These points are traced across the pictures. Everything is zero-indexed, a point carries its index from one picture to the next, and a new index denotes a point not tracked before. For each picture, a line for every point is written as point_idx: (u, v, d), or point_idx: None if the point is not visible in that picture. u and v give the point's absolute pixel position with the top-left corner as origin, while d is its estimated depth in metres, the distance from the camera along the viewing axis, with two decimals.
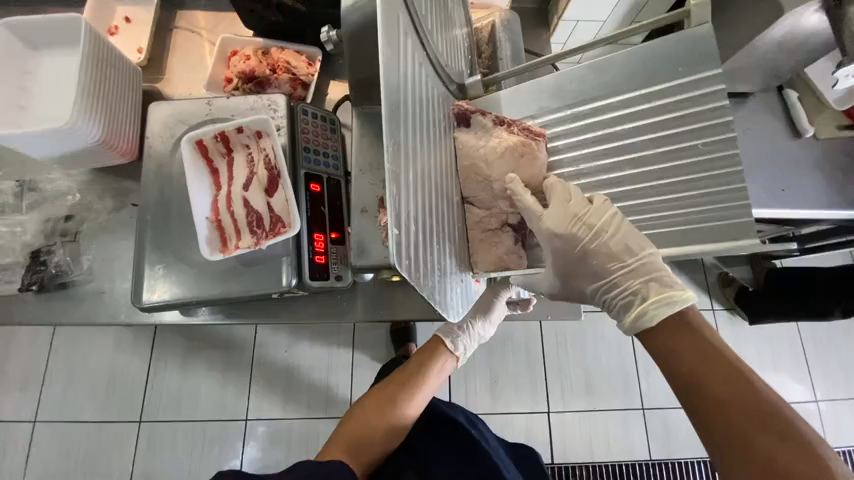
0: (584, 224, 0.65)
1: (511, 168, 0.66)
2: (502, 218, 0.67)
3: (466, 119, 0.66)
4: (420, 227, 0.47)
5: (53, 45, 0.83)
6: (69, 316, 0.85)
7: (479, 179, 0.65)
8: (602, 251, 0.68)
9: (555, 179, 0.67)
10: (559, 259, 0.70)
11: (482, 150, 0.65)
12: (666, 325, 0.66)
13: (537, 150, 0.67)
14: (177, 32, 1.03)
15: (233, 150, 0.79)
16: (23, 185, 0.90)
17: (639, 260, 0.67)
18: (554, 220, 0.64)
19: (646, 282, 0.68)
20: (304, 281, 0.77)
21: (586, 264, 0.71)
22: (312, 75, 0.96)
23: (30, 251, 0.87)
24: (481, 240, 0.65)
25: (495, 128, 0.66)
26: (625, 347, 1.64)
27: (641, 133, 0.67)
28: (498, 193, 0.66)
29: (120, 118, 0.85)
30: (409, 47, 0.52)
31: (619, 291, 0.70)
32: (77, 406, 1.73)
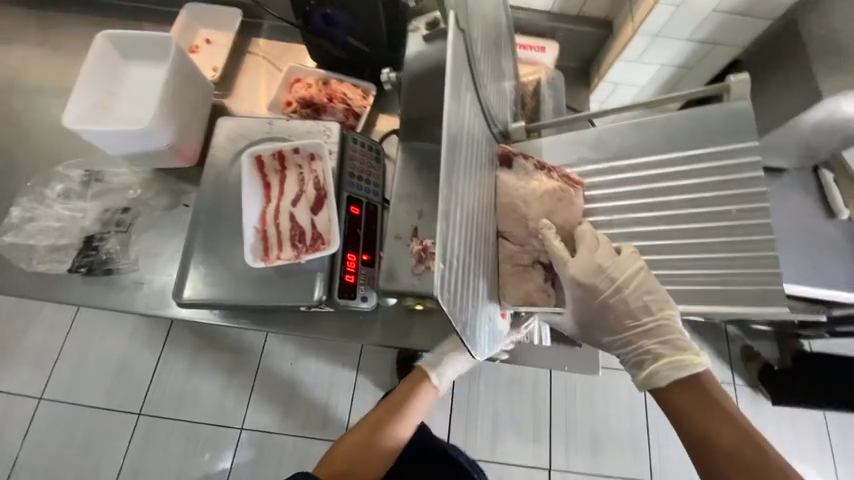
0: (609, 276, 0.67)
1: (547, 209, 0.67)
2: (534, 255, 0.68)
3: (508, 160, 0.68)
4: (461, 264, 0.50)
5: (143, 58, 0.94)
6: (107, 301, 0.90)
7: (516, 215, 0.66)
8: (622, 306, 0.70)
9: (586, 228, 0.69)
10: (580, 308, 0.72)
11: (522, 189, 0.67)
12: (678, 386, 0.70)
13: (575, 196, 0.70)
14: (249, 56, 1.14)
15: (286, 168, 0.85)
16: (91, 175, 0.99)
17: (654, 321, 0.69)
18: (580, 266, 0.66)
19: (660, 344, 0.70)
20: (333, 298, 0.80)
21: (605, 317, 0.72)
22: (365, 108, 1.04)
23: (86, 235, 0.94)
24: (511, 274, 0.66)
25: (535, 172, 0.68)
26: (637, 409, 1.57)
27: (678, 192, 0.69)
28: (533, 230, 0.67)
29: (189, 127, 0.94)
30: (468, 100, 0.57)
31: (631, 348, 0.73)
32: (83, 389, 1.76)
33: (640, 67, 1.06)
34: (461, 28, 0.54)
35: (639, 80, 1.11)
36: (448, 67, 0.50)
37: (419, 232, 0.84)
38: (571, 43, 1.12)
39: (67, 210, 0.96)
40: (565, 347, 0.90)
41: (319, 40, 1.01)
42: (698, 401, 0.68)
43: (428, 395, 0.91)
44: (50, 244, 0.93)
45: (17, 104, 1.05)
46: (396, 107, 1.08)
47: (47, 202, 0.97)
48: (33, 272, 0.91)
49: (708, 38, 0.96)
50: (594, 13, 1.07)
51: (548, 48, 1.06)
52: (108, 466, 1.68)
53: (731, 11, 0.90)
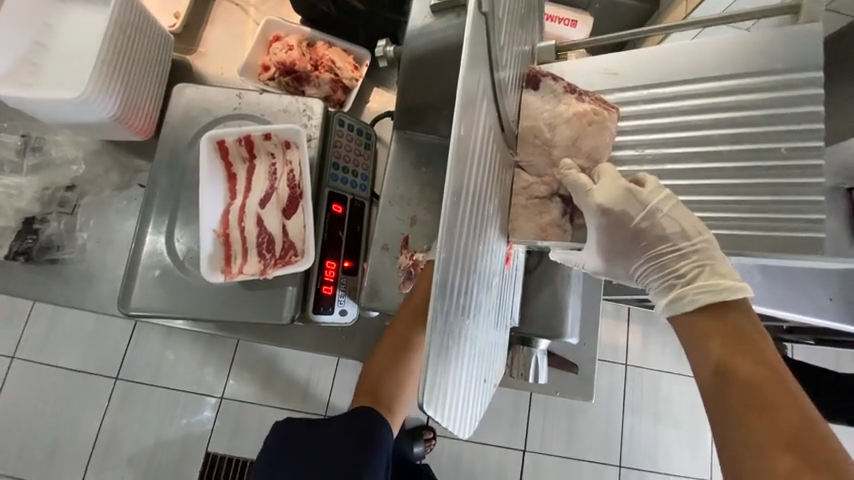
0: (638, 201, 0.51)
1: (573, 136, 0.54)
2: (552, 187, 0.54)
3: (534, 80, 0.56)
4: (453, 335, 0.38)
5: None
6: (50, 293, 0.79)
7: (536, 142, 0.54)
8: (656, 231, 0.52)
9: (607, 165, 0.53)
10: (601, 233, 0.53)
11: (548, 113, 0.54)
12: (707, 315, 0.51)
13: (610, 121, 0.55)
14: (219, 2, 0.94)
15: (256, 156, 0.71)
16: (27, 142, 0.83)
17: (694, 246, 0.51)
18: (607, 190, 0.51)
19: (695, 268, 0.51)
20: (307, 315, 0.71)
21: (628, 245, 0.54)
22: (356, 81, 0.88)
23: (23, 216, 0.81)
24: (523, 208, 0.52)
25: (565, 95, 0.55)
26: (617, 398, 1.47)
27: (719, 126, 0.54)
28: (556, 161, 0.54)
29: (140, 93, 0.77)
30: (485, 114, 0.42)
31: (665, 273, 0.53)
32: (56, 351, 1.70)
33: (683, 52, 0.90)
34: (484, 12, 0.39)
35: None
36: (461, 76, 0.35)
37: (409, 243, 0.74)
38: (605, 16, 0.95)
39: None
40: (558, 373, 0.82)
41: None
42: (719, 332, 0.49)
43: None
44: None
45: None
46: (393, 83, 0.92)
47: None
48: None
49: None
50: None
51: (580, 22, 0.89)
52: (86, 428, 1.66)
53: None
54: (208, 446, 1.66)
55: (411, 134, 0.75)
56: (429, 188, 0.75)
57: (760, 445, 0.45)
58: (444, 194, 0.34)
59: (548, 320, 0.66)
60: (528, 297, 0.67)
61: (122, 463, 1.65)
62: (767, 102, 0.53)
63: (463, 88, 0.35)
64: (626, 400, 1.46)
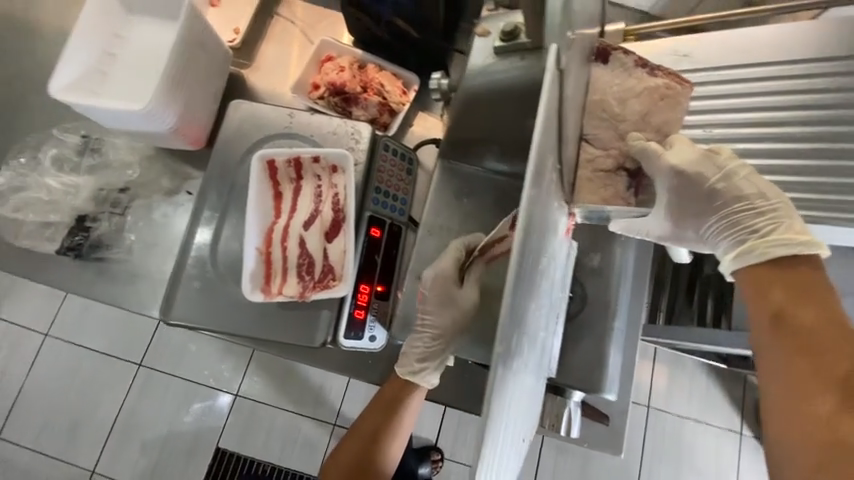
0: (715, 164, 0.54)
1: (644, 110, 0.55)
2: (618, 161, 0.53)
3: (605, 54, 0.55)
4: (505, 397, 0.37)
5: (150, 13, 0.77)
6: (95, 290, 0.82)
7: (604, 115, 0.53)
8: (729, 193, 0.54)
9: (679, 135, 0.55)
10: (674, 191, 0.53)
11: (617, 88, 0.54)
12: (778, 267, 0.50)
13: (682, 97, 0.55)
14: (277, 20, 0.96)
15: (303, 178, 0.72)
16: (88, 143, 0.87)
17: (770, 205, 0.53)
18: (682, 152, 0.53)
19: (769, 223, 0.52)
20: (338, 340, 0.71)
21: (698, 204, 0.55)
22: (403, 105, 0.88)
23: (77, 214, 0.85)
24: (589, 180, 0.52)
25: (636, 69, 0.55)
26: (637, 442, 1.40)
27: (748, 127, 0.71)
28: (623, 135, 0.54)
29: (198, 106, 0.80)
30: (551, 169, 0.41)
31: (741, 229, 0.53)
32: (87, 333, 1.77)
33: None
34: (559, 70, 0.38)
35: None
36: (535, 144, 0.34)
37: None
38: None
39: (59, 182, 0.85)
40: (589, 422, 0.78)
41: (359, 14, 0.84)
42: (780, 282, 0.49)
43: (416, 397, 0.72)
44: (40, 219, 0.84)
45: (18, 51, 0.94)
46: (439, 109, 0.92)
47: (39, 170, 0.86)
48: (20, 248, 0.83)
49: None
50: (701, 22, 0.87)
51: None
52: (107, 411, 1.72)
53: None
54: (218, 443, 1.68)
55: (456, 165, 0.75)
56: (470, 220, 0.75)
57: (808, 381, 0.45)
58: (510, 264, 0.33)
59: (587, 370, 0.64)
60: (566, 345, 0.64)
61: (136, 449, 1.69)
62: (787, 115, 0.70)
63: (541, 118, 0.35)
64: (647, 446, 1.39)
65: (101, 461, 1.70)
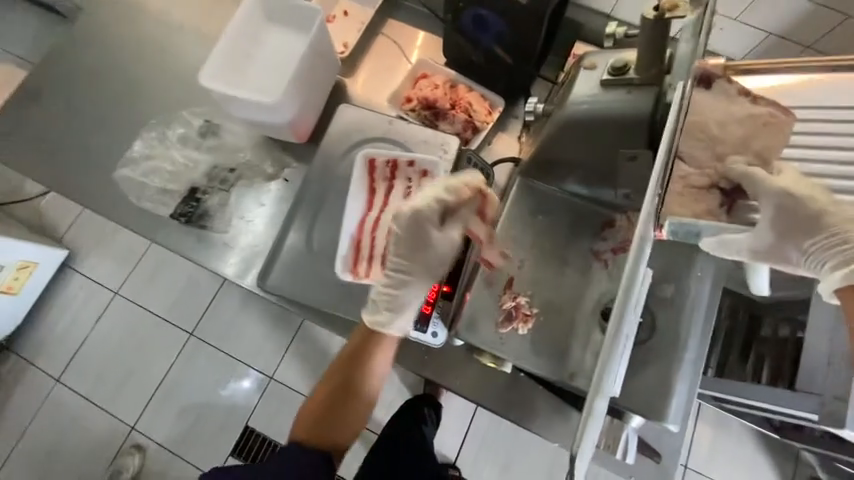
0: (818, 194, 0.54)
1: (746, 134, 0.55)
2: (712, 180, 0.55)
3: (707, 79, 0.57)
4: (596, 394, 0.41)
5: (285, 23, 0.90)
6: (196, 253, 0.93)
7: (702, 137, 0.55)
8: (836, 217, 0.53)
9: (784, 164, 0.55)
10: (780, 212, 0.52)
11: (719, 112, 0.56)
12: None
13: (788, 125, 0.55)
14: (381, 39, 1.08)
15: (396, 179, 0.79)
16: (209, 126, 1.01)
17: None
18: (789, 178, 0.54)
19: None
20: (406, 330, 0.76)
21: (806, 231, 0.53)
22: (487, 124, 0.95)
23: (191, 186, 0.97)
24: (679, 194, 0.54)
25: (739, 98, 0.57)
26: None
27: None
28: (721, 156, 0.55)
29: (310, 106, 0.91)
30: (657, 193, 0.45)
31: (847, 253, 0.51)
32: (151, 297, 1.93)
33: None
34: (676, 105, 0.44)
35: None
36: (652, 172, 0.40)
37: (513, 284, 0.76)
38: None
39: (181, 157, 0.99)
40: (641, 457, 0.77)
41: (460, 39, 0.92)
42: None
43: (387, 342, 0.73)
44: (161, 185, 0.97)
45: (164, 44, 1.11)
46: (519, 130, 0.98)
47: (166, 143, 1.00)
48: (139, 208, 0.96)
49: None
50: None
51: None
52: (156, 372, 1.86)
53: None
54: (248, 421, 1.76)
55: (533, 183, 0.80)
56: (543, 237, 0.78)
57: None
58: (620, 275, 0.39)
59: (651, 397, 0.64)
60: (631, 371, 0.65)
61: (174, 412, 1.81)
62: None
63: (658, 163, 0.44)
64: None
65: (143, 418, 1.82)
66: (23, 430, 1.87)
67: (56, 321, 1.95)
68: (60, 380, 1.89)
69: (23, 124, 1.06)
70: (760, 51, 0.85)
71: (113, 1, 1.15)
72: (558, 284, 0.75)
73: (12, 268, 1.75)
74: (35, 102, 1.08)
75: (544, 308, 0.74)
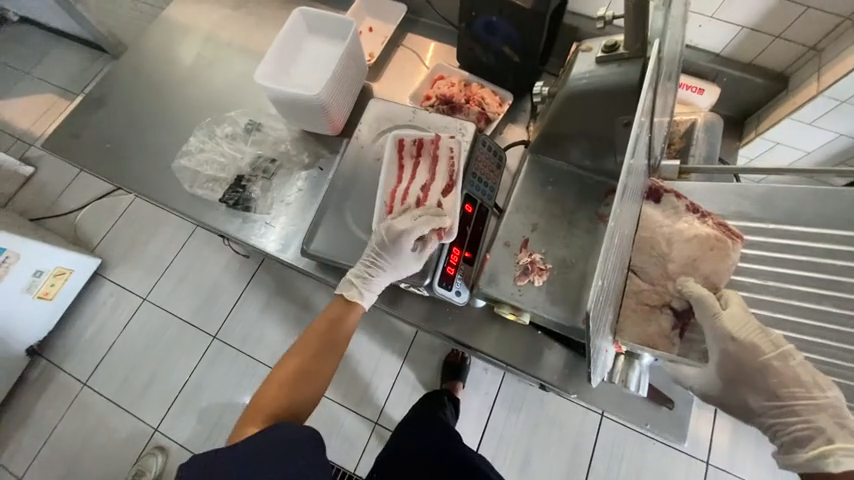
0: (770, 341, 0.67)
1: (695, 255, 0.73)
2: (664, 298, 0.72)
3: (657, 195, 0.78)
4: (606, 283, 0.49)
5: (324, 34, 1.05)
6: (241, 232, 1.05)
7: (654, 252, 0.73)
8: (786, 376, 0.66)
9: (732, 293, 0.70)
10: (725, 356, 0.68)
11: (667, 230, 0.74)
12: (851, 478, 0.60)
13: (732, 249, 0.73)
14: (401, 49, 1.24)
15: (422, 155, 0.91)
16: (254, 124, 1.15)
17: (825, 397, 0.65)
18: (735, 318, 0.67)
19: (819, 421, 0.64)
20: (433, 284, 0.85)
21: (755, 380, 0.68)
22: (498, 115, 1.08)
23: (237, 175, 1.10)
24: (634, 309, 0.71)
25: (686, 214, 0.76)
26: None
27: (812, 239, 0.76)
28: (671, 275, 0.73)
29: (344, 101, 1.05)
30: (643, 130, 0.56)
31: (796, 422, 0.65)
32: (178, 301, 2.02)
33: (812, 129, 0.98)
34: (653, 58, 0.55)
35: (804, 143, 1.04)
36: (638, 110, 0.51)
37: (528, 244, 0.86)
38: (732, 90, 1.05)
39: (229, 150, 1.13)
40: (652, 406, 0.84)
41: (472, 43, 1.07)
42: None
43: (351, 320, 0.87)
44: (211, 175, 1.10)
45: (214, 59, 1.27)
46: (527, 121, 1.10)
47: (215, 140, 1.15)
48: (193, 195, 1.09)
49: None
50: (770, 64, 0.99)
51: (708, 90, 1.00)
52: (180, 374, 1.91)
53: None
54: None
55: (544, 158, 0.91)
56: (553, 203, 0.88)
57: None
58: (618, 183, 0.48)
59: (660, 333, 0.70)
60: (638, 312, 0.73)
61: (196, 414, 1.84)
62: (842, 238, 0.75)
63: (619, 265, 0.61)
64: None
65: (165, 420, 1.85)
66: (47, 436, 1.89)
67: (86, 327, 2.02)
68: (87, 384, 1.93)
69: (90, 128, 1.21)
70: (733, 45, 0.98)
71: (170, 27, 1.34)
72: (569, 242, 0.84)
73: (50, 274, 1.86)
74: (101, 111, 1.23)
75: (557, 263, 0.83)
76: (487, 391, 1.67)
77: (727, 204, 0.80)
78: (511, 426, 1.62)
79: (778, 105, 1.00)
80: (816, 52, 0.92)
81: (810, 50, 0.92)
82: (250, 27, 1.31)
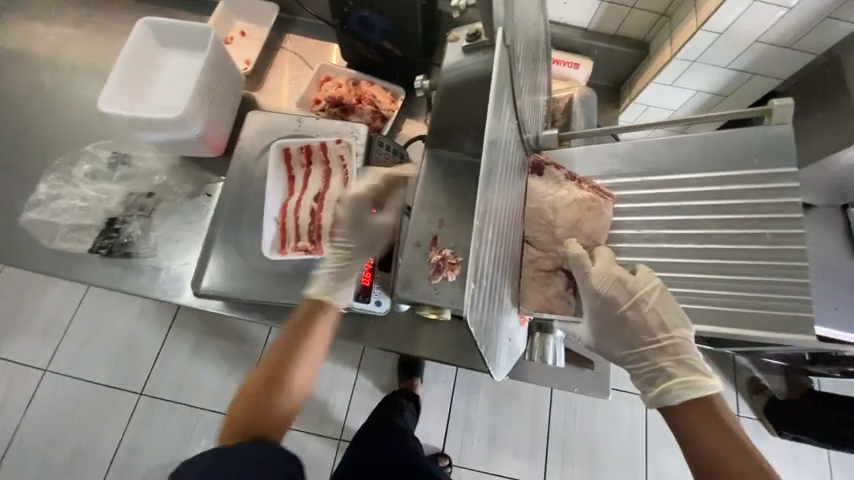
0: (627, 291, 0.68)
1: (577, 218, 0.73)
2: (556, 262, 0.72)
3: (539, 169, 0.75)
4: (484, 273, 0.47)
5: (179, 46, 0.94)
6: (125, 284, 0.91)
7: (542, 221, 0.72)
8: (639, 323, 0.69)
9: (603, 250, 0.72)
10: (595, 311, 0.71)
11: (553, 198, 0.73)
12: (692, 407, 0.66)
13: (605, 207, 0.74)
14: (281, 52, 1.14)
15: (313, 163, 0.86)
16: (118, 156, 1.00)
17: (672, 339, 0.68)
18: (600, 270, 0.69)
19: (674, 363, 0.68)
20: (348, 301, 0.81)
21: (620, 329, 0.71)
22: (393, 112, 1.04)
23: (107, 217, 0.96)
24: (531, 279, 0.70)
25: (565, 182, 0.75)
26: (637, 428, 1.61)
27: (695, 185, 0.76)
28: (560, 239, 0.73)
29: (219, 118, 0.94)
30: (506, 121, 0.59)
31: (644, 365, 0.70)
32: (88, 364, 1.75)
33: (675, 90, 1.07)
34: (506, 46, 0.55)
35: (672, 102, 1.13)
36: (491, 99, 0.50)
37: (438, 241, 0.81)
38: (606, 60, 1.11)
39: (93, 190, 0.98)
40: (575, 368, 0.89)
41: (352, 40, 1.01)
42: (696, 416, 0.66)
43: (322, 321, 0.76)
44: (73, 224, 0.95)
45: (58, 86, 1.08)
46: (423, 113, 1.08)
47: (73, 181, 0.99)
48: (56, 250, 0.93)
49: (745, 67, 0.96)
50: (632, 33, 1.07)
51: (582, 64, 1.05)
52: (106, 444, 1.67)
53: (773, 42, 0.90)
54: None
55: (439, 152, 0.83)
56: None
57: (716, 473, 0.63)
58: (476, 194, 0.45)
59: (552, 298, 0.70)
60: None
61: None
62: (720, 180, 0.75)
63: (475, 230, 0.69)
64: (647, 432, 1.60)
65: None
66: None
67: None
68: None
69: None
70: (597, 18, 1.04)
71: None
72: None
73: None
74: None
75: None
76: (446, 380, 1.68)
77: (607, 165, 0.81)
78: (470, 411, 1.65)
79: (644, 71, 1.08)
80: (667, 18, 1.00)
81: (661, 17, 1.00)
82: (98, 44, 1.13)
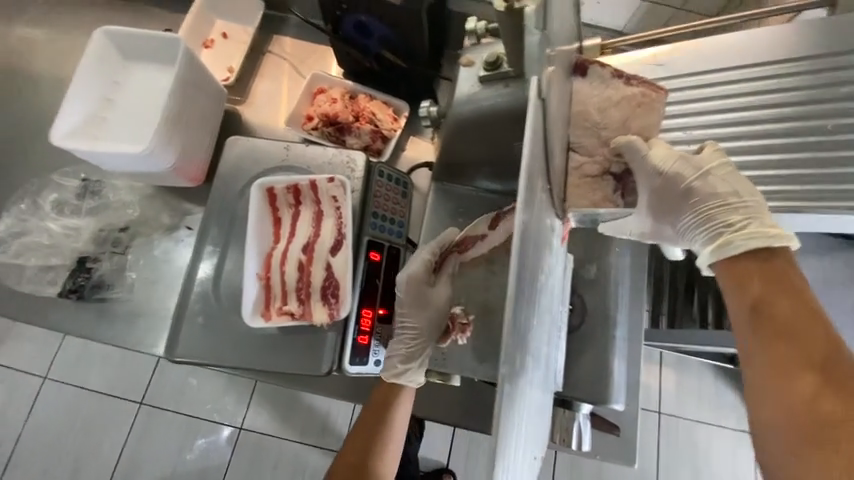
0: (690, 163, 0.57)
1: (624, 117, 0.56)
2: (604, 166, 0.54)
3: (582, 67, 0.57)
4: (507, 408, 0.36)
5: (147, 59, 0.82)
6: (99, 331, 0.82)
7: (587, 124, 0.55)
8: (705, 193, 0.56)
9: (657, 138, 0.57)
10: (653, 192, 0.57)
11: (596, 98, 0.56)
12: (753, 263, 0.51)
13: (661, 103, 0.57)
14: (268, 57, 1.00)
15: (302, 204, 0.75)
16: (88, 185, 0.90)
17: (742, 202, 0.55)
18: (663, 152, 0.56)
19: (743, 219, 0.54)
20: (343, 369, 0.69)
21: (680, 200, 0.58)
22: (395, 131, 0.91)
23: (77, 256, 0.86)
24: (576, 187, 0.53)
25: (613, 79, 0.56)
26: (651, 443, 1.39)
27: (737, 98, 0.70)
28: (608, 142, 0.55)
29: (195, 146, 0.83)
30: (541, 189, 0.43)
31: (703, 225, 0.56)
32: (77, 372, 1.61)
33: None
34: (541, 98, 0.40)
35: None
36: (521, 181, 0.35)
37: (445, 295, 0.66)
38: None
39: (60, 226, 0.88)
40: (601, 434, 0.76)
41: (347, 49, 0.87)
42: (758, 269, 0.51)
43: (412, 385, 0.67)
44: (40, 263, 0.85)
45: (24, 98, 0.96)
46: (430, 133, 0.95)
47: (39, 214, 0.88)
48: (22, 293, 0.83)
49: None
50: None
51: None
52: (106, 457, 1.55)
53: None
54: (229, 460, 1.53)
55: (449, 187, 0.75)
56: None
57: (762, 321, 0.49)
58: (504, 319, 0.33)
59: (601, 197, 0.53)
60: (569, 359, 0.65)
61: None
62: (758, 92, 0.70)
63: (403, 276, 0.64)
64: (660, 445, 1.38)
65: None
66: None
67: None
68: None
69: None
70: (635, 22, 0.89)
71: None
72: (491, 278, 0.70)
73: None
74: None
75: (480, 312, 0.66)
76: None
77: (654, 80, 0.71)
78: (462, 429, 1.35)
79: None
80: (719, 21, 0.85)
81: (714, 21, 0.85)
82: (65, 50, 0.99)
